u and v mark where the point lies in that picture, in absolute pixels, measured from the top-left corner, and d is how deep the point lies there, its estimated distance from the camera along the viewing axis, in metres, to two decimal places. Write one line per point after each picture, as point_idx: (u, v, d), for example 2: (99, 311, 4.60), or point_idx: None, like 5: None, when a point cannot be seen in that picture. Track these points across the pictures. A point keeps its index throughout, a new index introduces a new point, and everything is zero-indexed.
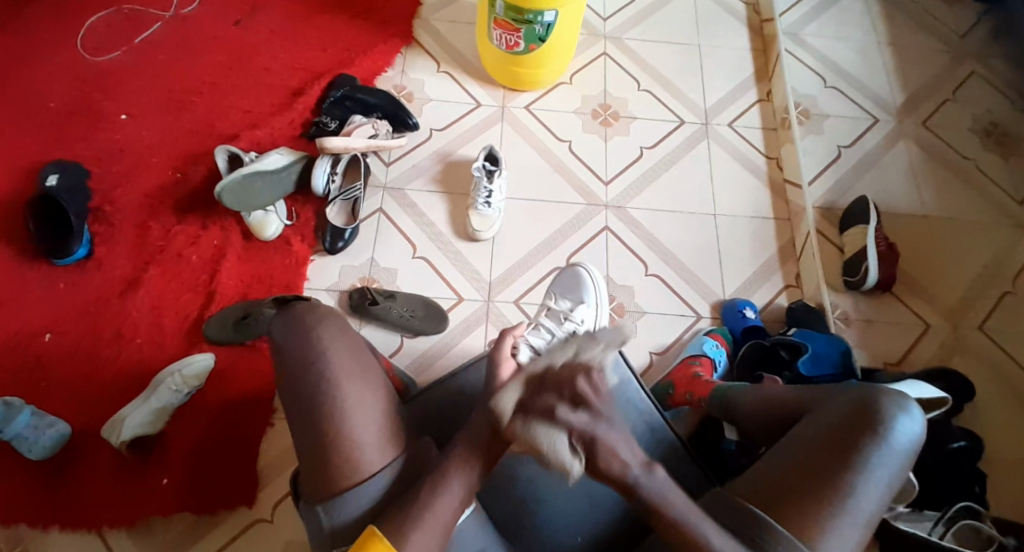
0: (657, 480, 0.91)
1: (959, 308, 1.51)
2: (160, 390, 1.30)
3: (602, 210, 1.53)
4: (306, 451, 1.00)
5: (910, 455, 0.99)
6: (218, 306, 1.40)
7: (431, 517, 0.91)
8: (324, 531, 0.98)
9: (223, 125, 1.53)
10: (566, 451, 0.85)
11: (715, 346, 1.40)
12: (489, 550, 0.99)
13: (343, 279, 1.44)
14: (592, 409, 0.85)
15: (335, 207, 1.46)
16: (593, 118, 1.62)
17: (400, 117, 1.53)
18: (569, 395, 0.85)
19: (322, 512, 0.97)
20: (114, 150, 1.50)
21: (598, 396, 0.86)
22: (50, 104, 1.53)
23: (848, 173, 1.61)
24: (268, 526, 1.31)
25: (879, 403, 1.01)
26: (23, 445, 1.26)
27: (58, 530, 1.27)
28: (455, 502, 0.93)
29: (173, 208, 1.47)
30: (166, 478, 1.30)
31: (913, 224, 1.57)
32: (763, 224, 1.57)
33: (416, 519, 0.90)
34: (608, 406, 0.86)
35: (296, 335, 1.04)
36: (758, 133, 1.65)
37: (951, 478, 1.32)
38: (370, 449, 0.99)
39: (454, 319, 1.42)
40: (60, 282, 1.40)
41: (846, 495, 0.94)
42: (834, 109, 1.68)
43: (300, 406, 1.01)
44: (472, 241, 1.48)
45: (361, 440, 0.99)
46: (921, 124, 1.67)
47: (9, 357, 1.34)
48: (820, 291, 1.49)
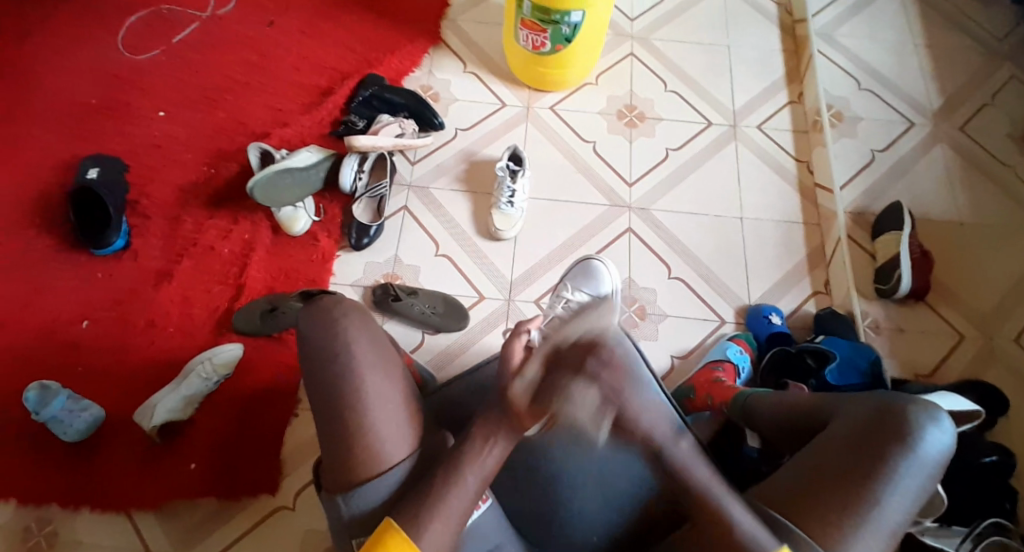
0: (680, 453, 0.99)
1: (995, 319, 1.46)
2: (190, 378, 1.34)
3: (625, 212, 1.52)
4: (325, 440, 1.01)
5: (938, 468, 0.95)
6: (247, 299, 1.44)
7: (448, 507, 0.92)
8: (343, 520, 0.99)
9: (256, 123, 1.58)
10: (593, 408, 0.96)
11: (739, 351, 1.38)
12: (505, 545, 1.01)
13: (367, 275, 1.46)
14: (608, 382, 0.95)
15: (361, 204, 1.48)
16: (618, 119, 1.61)
17: (426, 117, 1.55)
18: (587, 374, 0.94)
19: (342, 502, 0.98)
20: (151, 146, 1.55)
21: (609, 371, 0.95)
22: (93, 102, 1.59)
23: (881, 178, 1.57)
24: (289, 514, 1.34)
25: (908, 412, 0.97)
26: (59, 426, 1.30)
27: (87, 511, 1.32)
28: (471, 495, 0.94)
29: (205, 203, 1.51)
30: (194, 464, 1.35)
31: (949, 231, 1.53)
32: (790, 228, 1.54)
33: (433, 511, 0.92)
34: (620, 376, 0.96)
35: (320, 324, 1.03)
36: (787, 136, 1.63)
37: (980, 493, 1.28)
38: (389, 440, 0.99)
39: (474, 316, 1.43)
40: (96, 272, 1.46)
41: (869, 506, 0.92)
42: (867, 112, 1.64)
43: (320, 395, 1.01)
44: (493, 239, 1.49)
45: (380, 431, 0.99)
46: (959, 128, 1.62)
47: (48, 343, 1.40)
48: (849, 298, 1.46)
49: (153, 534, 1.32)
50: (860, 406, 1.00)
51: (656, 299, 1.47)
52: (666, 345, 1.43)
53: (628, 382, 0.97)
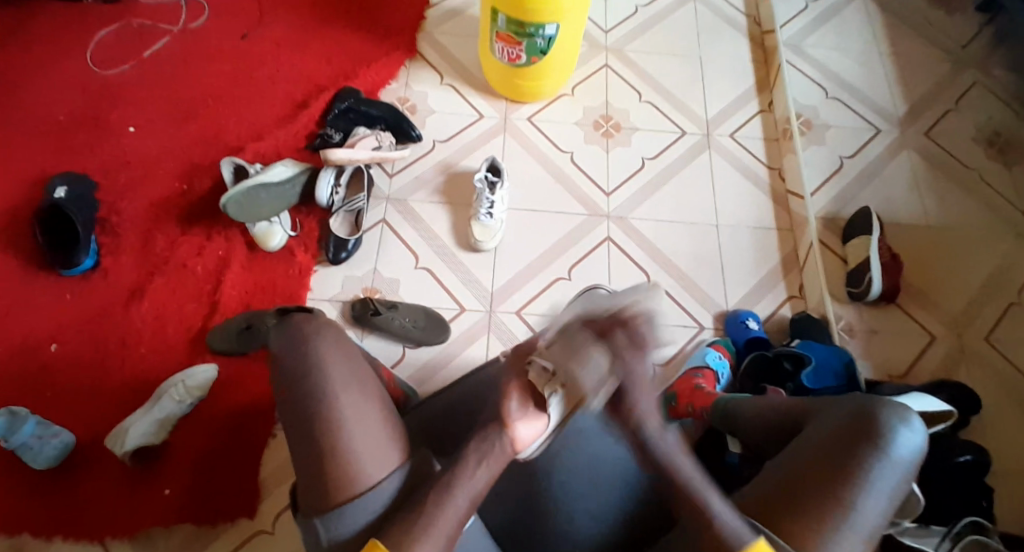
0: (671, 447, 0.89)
1: (964, 318, 1.50)
2: (163, 401, 1.31)
3: (603, 221, 1.53)
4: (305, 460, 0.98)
5: (911, 470, 0.96)
6: (223, 317, 1.41)
7: (436, 528, 0.84)
8: (323, 544, 0.95)
9: (228, 137, 1.55)
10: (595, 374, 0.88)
11: (718, 357, 1.40)
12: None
13: (345, 290, 1.45)
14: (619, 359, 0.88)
15: (338, 218, 1.47)
16: (594, 129, 1.63)
17: (403, 128, 1.54)
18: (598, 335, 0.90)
19: (319, 525, 0.95)
20: (120, 162, 1.52)
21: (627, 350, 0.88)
22: (59, 118, 1.55)
23: (852, 184, 1.61)
24: (268, 538, 1.31)
25: (880, 416, 0.99)
26: (27, 454, 1.26)
27: (59, 540, 1.27)
28: (462, 516, 0.85)
29: (178, 219, 1.48)
30: (167, 489, 1.31)
31: (917, 235, 1.57)
32: (764, 235, 1.57)
33: (422, 529, 0.83)
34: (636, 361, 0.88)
35: (295, 348, 1.04)
36: (760, 144, 1.65)
37: (954, 492, 1.31)
38: (367, 458, 0.97)
39: (455, 329, 1.42)
40: (65, 292, 1.41)
41: (847, 508, 0.92)
42: (836, 119, 1.68)
43: (297, 422, 1.01)
44: (473, 251, 1.49)
45: (358, 450, 0.97)
46: (924, 134, 1.67)
47: (16, 366, 1.35)
48: (823, 301, 1.49)
49: None
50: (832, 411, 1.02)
51: None
52: None
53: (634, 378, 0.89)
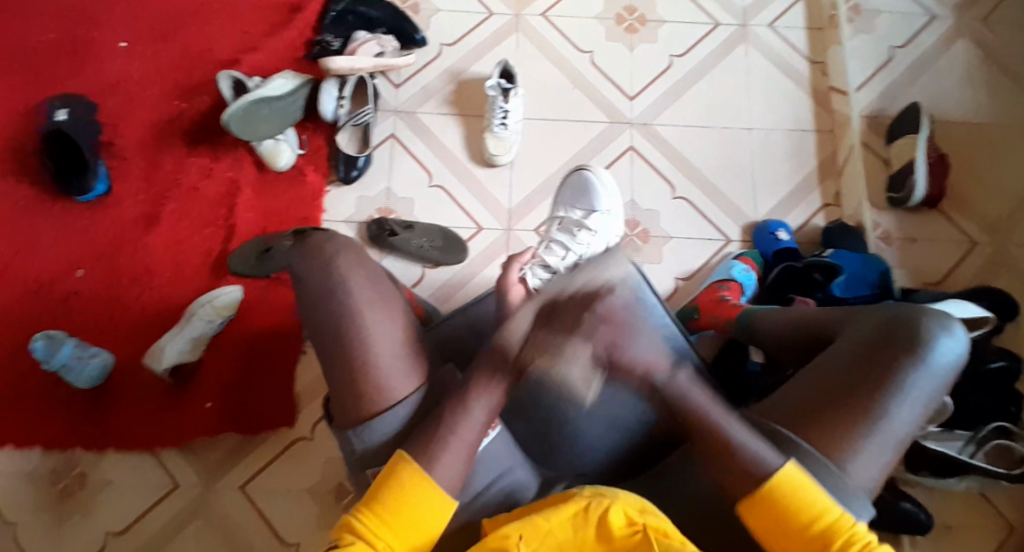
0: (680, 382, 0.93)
1: (1009, 223, 1.40)
2: (192, 321, 1.32)
3: (626, 129, 1.44)
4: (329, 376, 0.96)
5: (950, 377, 0.91)
6: (239, 241, 1.39)
7: (455, 441, 0.89)
8: (355, 454, 0.95)
9: (225, 50, 1.48)
10: (582, 369, 0.85)
11: (745, 270, 1.34)
12: (515, 470, 0.97)
13: (360, 210, 1.41)
14: (612, 326, 0.85)
15: (345, 133, 1.42)
16: (617, 25, 1.50)
17: (407, 33, 1.46)
18: (586, 330, 0.83)
19: (353, 436, 0.94)
20: (118, 82, 1.47)
21: (611, 317, 0.85)
22: (51, 36, 1.49)
23: (899, 78, 1.47)
24: (308, 444, 1.35)
25: (920, 322, 0.93)
26: (71, 374, 1.29)
27: (109, 454, 1.34)
28: (477, 428, 0.90)
29: (183, 141, 1.44)
30: (209, 403, 1.35)
31: (966, 134, 1.44)
32: (801, 138, 1.46)
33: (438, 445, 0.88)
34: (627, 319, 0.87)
35: (312, 264, 0.97)
36: (801, 34, 1.51)
37: (984, 401, 1.26)
38: (394, 373, 0.94)
39: (473, 249, 1.39)
40: (82, 220, 1.41)
41: (876, 418, 0.88)
42: (886, 3, 1.52)
43: (317, 337, 0.96)
44: (488, 166, 1.43)
45: (384, 365, 0.94)
46: (981, 20, 1.50)
47: (43, 294, 1.38)
48: (859, 209, 1.40)
49: (182, 470, 1.34)
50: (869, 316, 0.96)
51: (660, 220, 1.42)
52: (670, 268, 1.40)
53: (629, 333, 0.87)
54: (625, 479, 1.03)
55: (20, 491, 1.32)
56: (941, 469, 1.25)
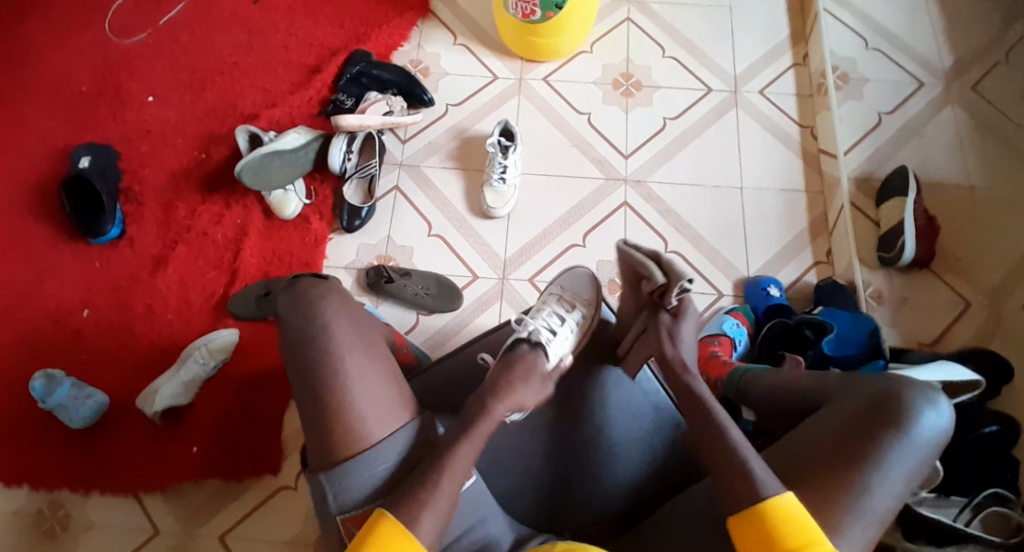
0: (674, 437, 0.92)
1: (1005, 285, 1.40)
2: (188, 363, 1.34)
3: (621, 185, 1.50)
4: (306, 416, 0.94)
5: (933, 450, 0.94)
6: (242, 283, 1.44)
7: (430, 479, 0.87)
8: (326, 505, 0.92)
9: (245, 105, 1.57)
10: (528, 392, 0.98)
11: (736, 325, 1.35)
12: (489, 520, 0.95)
13: (360, 257, 1.46)
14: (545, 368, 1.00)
15: (352, 185, 1.48)
16: (614, 89, 1.58)
17: (416, 93, 1.54)
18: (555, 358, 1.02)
19: (324, 481, 0.91)
20: (141, 132, 1.56)
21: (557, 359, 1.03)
22: (82, 89, 1.59)
23: (888, 142, 1.51)
24: (291, 493, 1.34)
25: (903, 396, 0.95)
26: (64, 413, 1.32)
27: (96, 494, 1.33)
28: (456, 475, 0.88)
29: (197, 189, 1.51)
30: (195, 447, 1.34)
31: (957, 196, 1.46)
32: (793, 197, 1.50)
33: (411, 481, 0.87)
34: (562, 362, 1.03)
35: (297, 309, 0.98)
36: (791, 100, 1.57)
37: (977, 467, 1.22)
38: (370, 415, 0.93)
39: (468, 296, 1.42)
40: (95, 260, 1.47)
41: (860, 492, 0.90)
42: (875, 72, 1.58)
43: (298, 373, 0.95)
44: (486, 218, 1.48)
45: (362, 404, 0.92)
46: (970, 88, 1.54)
47: (48, 330, 1.41)
48: (850, 268, 1.42)
49: (162, 516, 1.33)
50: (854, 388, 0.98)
51: None
52: None
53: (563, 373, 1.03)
54: (619, 534, 1.01)
55: (7, 527, 1.32)
56: (937, 539, 1.16)
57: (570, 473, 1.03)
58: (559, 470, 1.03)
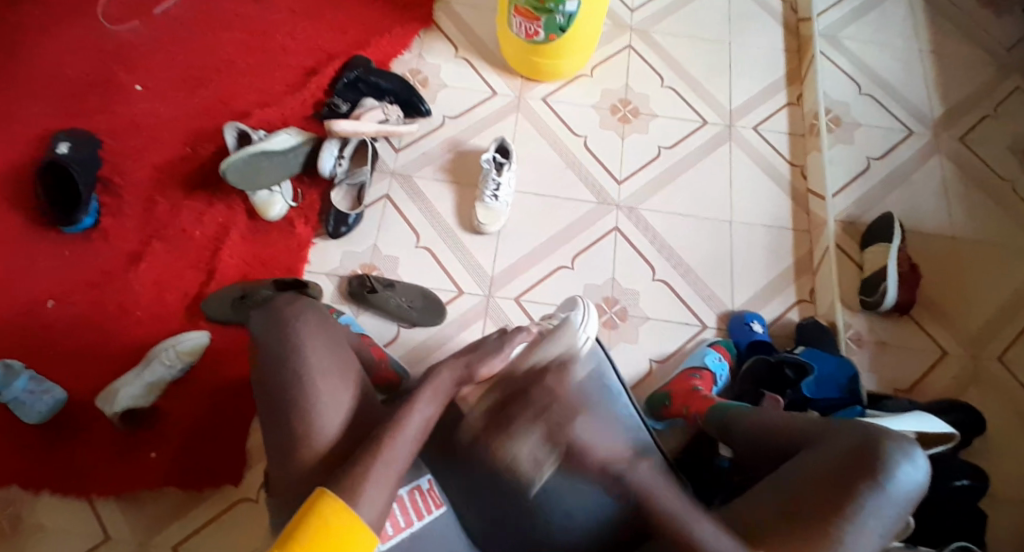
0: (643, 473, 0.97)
1: (978, 336, 1.42)
2: (152, 365, 1.29)
3: (612, 211, 1.49)
4: (281, 434, 0.97)
5: (910, 504, 0.94)
6: (219, 284, 1.39)
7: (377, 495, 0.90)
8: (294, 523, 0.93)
9: (235, 102, 1.53)
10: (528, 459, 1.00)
11: (718, 358, 1.35)
12: None
13: (344, 264, 1.43)
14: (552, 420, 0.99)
15: (340, 191, 1.45)
16: (611, 114, 1.58)
17: (413, 103, 1.52)
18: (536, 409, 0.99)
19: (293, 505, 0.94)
20: (125, 121, 1.51)
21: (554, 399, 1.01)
22: (67, 72, 1.54)
23: (876, 187, 1.54)
24: (252, 506, 1.28)
25: (882, 446, 0.96)
26: (20, 408, 1.25)
27: (48, 495, 1.27)
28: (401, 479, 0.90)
29: (179, 184, 1.47)
30: (154, 453, 1.29)
31: (939, 246, 1.48)
32: (780, 235, 1.51)
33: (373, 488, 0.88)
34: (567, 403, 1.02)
35: (272, 328, 1.01)
36: (784, 139, 1.59)
37: (948, 519, 1.22)
38: (340, 438, 0.97)
39: (452, 313, 1.39)
40: (65, 250, 1.41)
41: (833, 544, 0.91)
42: (867, 118, 1.60)
43: (270, 392, 0.98)
44: (477, 234, 1.46)
45: (332, 428, 0.97)
46: (958, 140, 1.58)
47: (12, 320, 1.35)
48: (833, 309, 1.43)
49: (116, 525, 1.26)
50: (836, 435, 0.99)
51: (639, 301, 1.43)
52: (645, 349, 1.40)
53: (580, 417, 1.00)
54: None
55: None
56: None
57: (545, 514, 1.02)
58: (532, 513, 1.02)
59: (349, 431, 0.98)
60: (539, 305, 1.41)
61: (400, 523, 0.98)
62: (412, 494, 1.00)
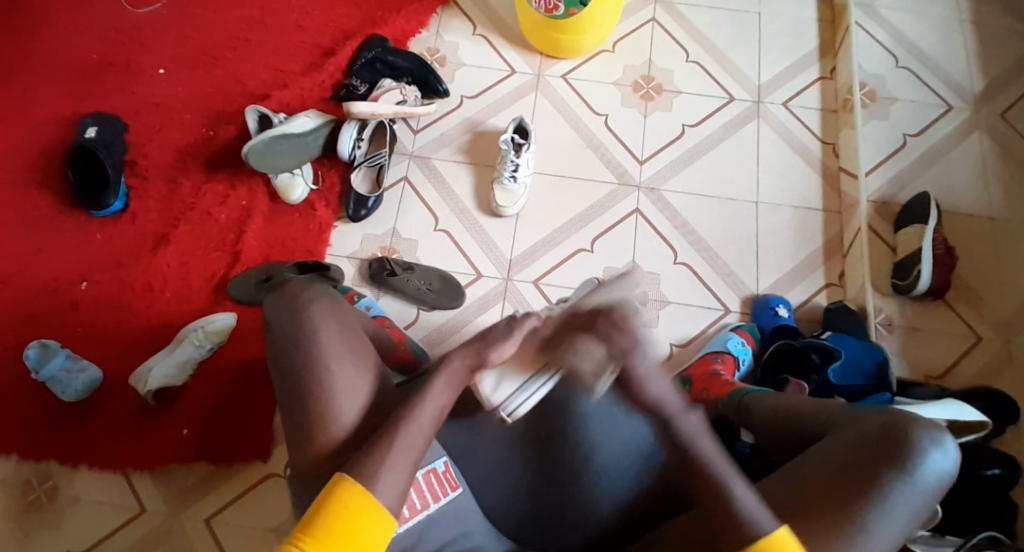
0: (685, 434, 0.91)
1: (1018, 320, 1.36)
2: (183, 345, 1.32)
3: (633, 191, 1.47)
4: (289, 419, 0.99)
5: (937, 492, 0.91)
6: (242, 266, 1.42)
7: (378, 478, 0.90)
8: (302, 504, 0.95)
9: (256, 85, 1.54)
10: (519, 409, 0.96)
11: (740, 343, 1.32)
12: (467, 533, 1.00)
13: (364, 247, 1.44)
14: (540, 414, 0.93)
15: (360, 173, 1.46)
16: (633, 91, 1.54)
17: (430, 83, 1.50)
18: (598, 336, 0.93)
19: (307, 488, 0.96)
20: (151, 105, 1.53)
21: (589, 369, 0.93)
22: (93, 57, 1.57)
23: (911, 165, 1.47)
24: (277, 482, 1.31)
25: (911, 433, 0.92)
26: (58, 385, 1.30)
27: (83, 469, 1.32)
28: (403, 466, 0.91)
29: (204, 167, 1.49)
30: (186, 429, 1.33)
31: (979, 226, 1.42)
32: (809, 215, 1.46)
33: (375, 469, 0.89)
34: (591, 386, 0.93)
35: (288, 314, 1.02)
36: (814, 115, 1.53)
37: (973, 510, 1.18)
38: (346, 426, 0.98)
39: (469, 295, 1.39)
40: (96, 233, 1.44)
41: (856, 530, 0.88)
42: (903, 92, 1.53)
43: (281, 380, 1.00)
44: (495, 216, 1.45)
45: (339, 414, 0.98)
46: (1000, 115, 1.50)
47: (48, 301, 1.40)
48: (862, 292, 1.38)
49: (150, 494, 1.31)
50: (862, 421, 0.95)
51: (658, 284, 1.41)
52: (665, 333, 1.38)
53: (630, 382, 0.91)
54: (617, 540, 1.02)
55: None
56: None
57: (553, 498, 1.04)
58: (544, 495, 1.04)
59: (354, 415, 0.99)
60: (556, 286, 1.40)
61: (415, 506, 0.97)
62: (429, 476, 1.00)
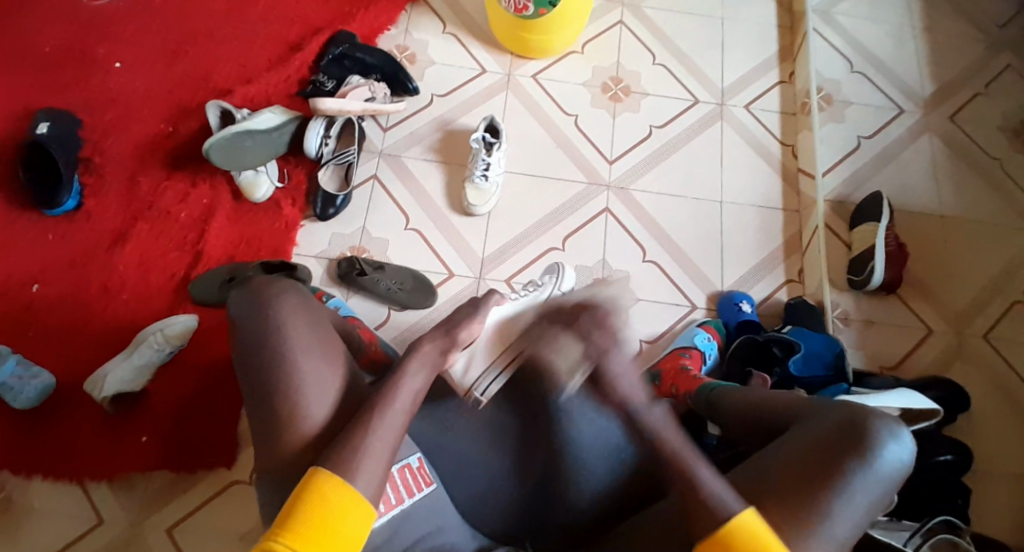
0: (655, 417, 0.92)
1: (966, 314, 1.43)
2: (141, 348, 1.26)
3: (603, 191, 1.49)
4: (267, 423, 0.96)
5: (895, 481, 0.93)
6: (205, 266, 1.37)
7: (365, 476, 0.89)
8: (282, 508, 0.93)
9: (218, 80, 1.50)
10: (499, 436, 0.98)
11: (707, 338, 1.35)
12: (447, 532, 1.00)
13: (332, 247, 1.41)
14: None
15: (328, 170, 1.43)
16: (602, 92, 1.56)
17: (400, 80, 1.49)
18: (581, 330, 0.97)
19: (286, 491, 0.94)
20: (105, 100, 1.47)
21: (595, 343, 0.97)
22: (43, 48, 1.50)
23: (866, 166, 1.54)
24: (245, 488, 1.28)
25: (869, 424, 0.94)
26: (9, 393, 1.24)
27: (38, 479, 1.26)
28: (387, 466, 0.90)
29: (163, 164, 1.44)
30: (145, 436, 1.28)
31: (928, 224, 1.49)
32: (770, 214, 1.51)
33: (358, 468, 0.88)
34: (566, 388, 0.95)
35: (256, 310, 0.99)
36: (776, 117, 1.58)
37: (929, 494, 1.23)
38: (327, 427, 0.96)
39: (442, 294, 1.38)
40: (47, 232, 1.38)
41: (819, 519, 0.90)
42: (858, 96, 1.60)
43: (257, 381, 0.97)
44: (467, 215, 1.44)
45: (316, 416, 0.95)
46: (949, 118, 1.58)
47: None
48: (820, 288, 1.43)
49: (106, 505, 1.26)
50: (823, 416, 0.97)
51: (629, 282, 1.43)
52: (636, 330, 1.41)
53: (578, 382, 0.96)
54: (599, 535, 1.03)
55: None
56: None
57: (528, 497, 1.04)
58: (525, 497, 1.05)
59: (334, 415, 0.97)
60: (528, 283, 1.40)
61: (391, 500, 0.95)
62: (403, 472, 0.99)
